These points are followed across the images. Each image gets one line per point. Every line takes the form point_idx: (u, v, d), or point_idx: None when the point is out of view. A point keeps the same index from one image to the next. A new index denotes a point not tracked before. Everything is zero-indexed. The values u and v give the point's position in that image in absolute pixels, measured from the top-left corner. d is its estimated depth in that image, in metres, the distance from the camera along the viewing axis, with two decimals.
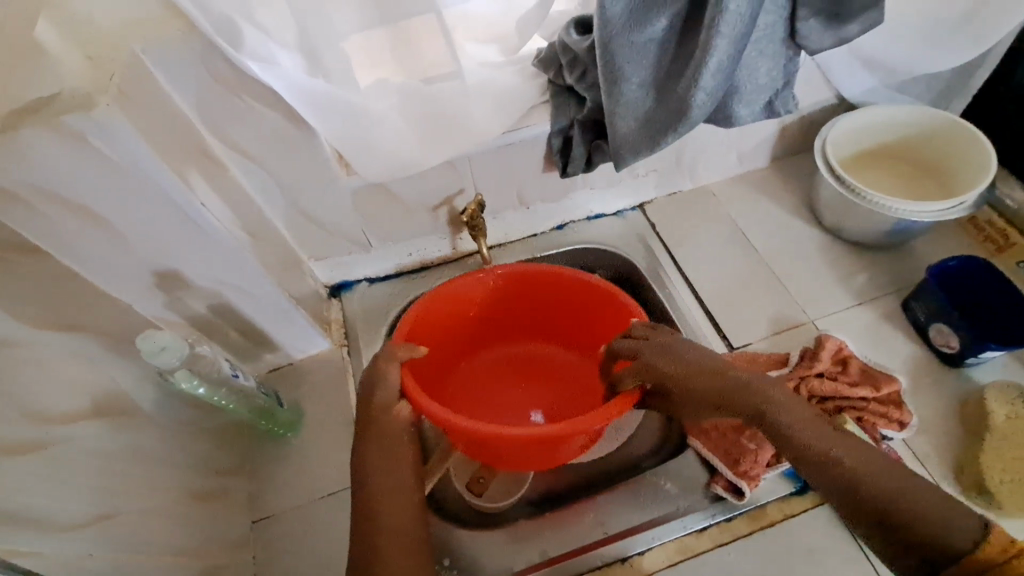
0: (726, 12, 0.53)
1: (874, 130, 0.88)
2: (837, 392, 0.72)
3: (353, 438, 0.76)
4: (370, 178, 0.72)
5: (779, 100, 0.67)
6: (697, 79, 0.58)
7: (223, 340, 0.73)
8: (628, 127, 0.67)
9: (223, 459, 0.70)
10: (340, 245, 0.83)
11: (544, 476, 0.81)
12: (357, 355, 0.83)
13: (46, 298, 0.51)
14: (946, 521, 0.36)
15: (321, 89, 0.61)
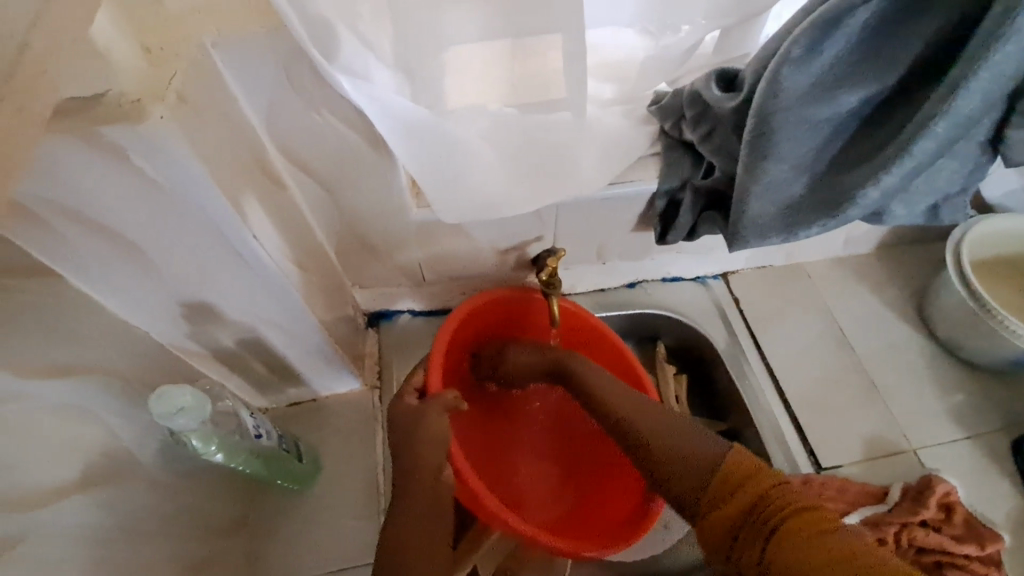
0: (950, 112, 0.43)
1: (1006, 240, 0.78)
2: (942, 547, 0.63)
3: (375, 504, 0.66)
4: (442, 216, 0.61)
5: (946, 207, 0.57)
6: (877, 176, 0.47)
7: (245, 373, 0.63)
8: (763, 209, 0.55)
9: (225, 514, 0.60)
10: (389, 275, 0.72)
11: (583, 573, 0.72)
12: (389, 402, 0.73)
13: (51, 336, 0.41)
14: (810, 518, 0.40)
15: (416, 115, 0.50)
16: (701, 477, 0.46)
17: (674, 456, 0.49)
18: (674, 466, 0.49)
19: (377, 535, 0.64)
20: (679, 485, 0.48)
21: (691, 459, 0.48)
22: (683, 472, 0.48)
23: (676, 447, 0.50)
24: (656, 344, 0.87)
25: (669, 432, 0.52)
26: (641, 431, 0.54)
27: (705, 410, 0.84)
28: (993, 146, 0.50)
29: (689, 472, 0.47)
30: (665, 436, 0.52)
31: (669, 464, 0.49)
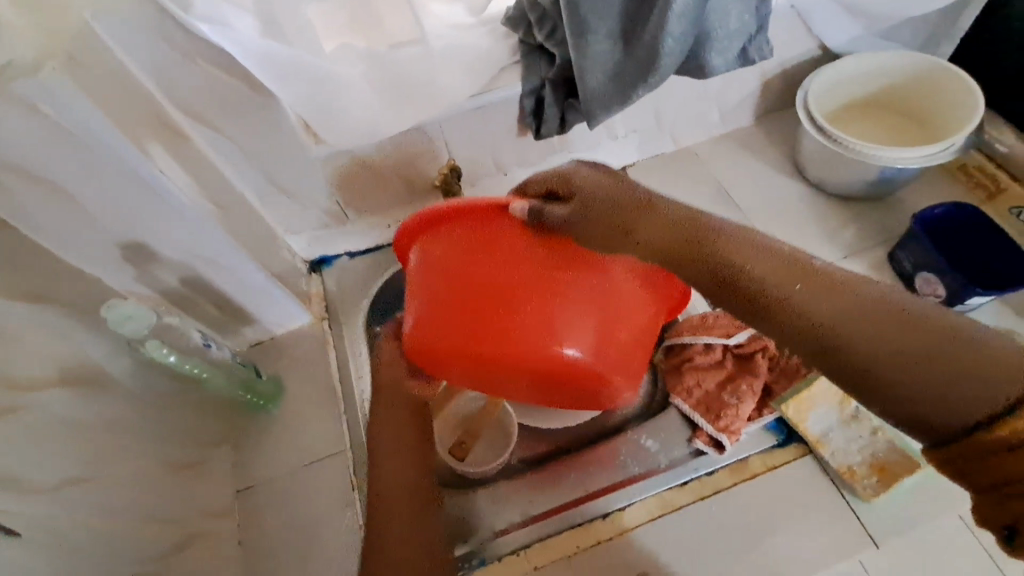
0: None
1: (866, 79, 0.84)
2: None
3: (334, 408, 0.77)
4: (337, 144, 0.71)
5: (752, 47, 0.65)
6: (663, 24, 0.58)
7: (200, 315, 0.74)
8: (597, 82, 0.64)
9: (202, 431, 0.71)
10: (315, 218, 0.82)
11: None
12: (337, 328, 0.84)
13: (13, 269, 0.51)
14: (977, 379, 0.32)
15: (279, 52, 0.59)
16: (987, 382, 0.31)
17: (904, 333, 0.34)
18: (920, 375, 0.33)
19: (339, 431, 0.75)
20: (898, 386, 0.34)
21: (981, 368, 0.32)
22: (915, 390, 0.33)
23: (917, 348, 0.34)
24: None
25: (926, 324, 0.34)
26: (863, 305, 0.37)
27: None
28: None
29: (955, 392, 0.32)
30: (795, 270, 0.41)
31: (819, 323, 0.37)
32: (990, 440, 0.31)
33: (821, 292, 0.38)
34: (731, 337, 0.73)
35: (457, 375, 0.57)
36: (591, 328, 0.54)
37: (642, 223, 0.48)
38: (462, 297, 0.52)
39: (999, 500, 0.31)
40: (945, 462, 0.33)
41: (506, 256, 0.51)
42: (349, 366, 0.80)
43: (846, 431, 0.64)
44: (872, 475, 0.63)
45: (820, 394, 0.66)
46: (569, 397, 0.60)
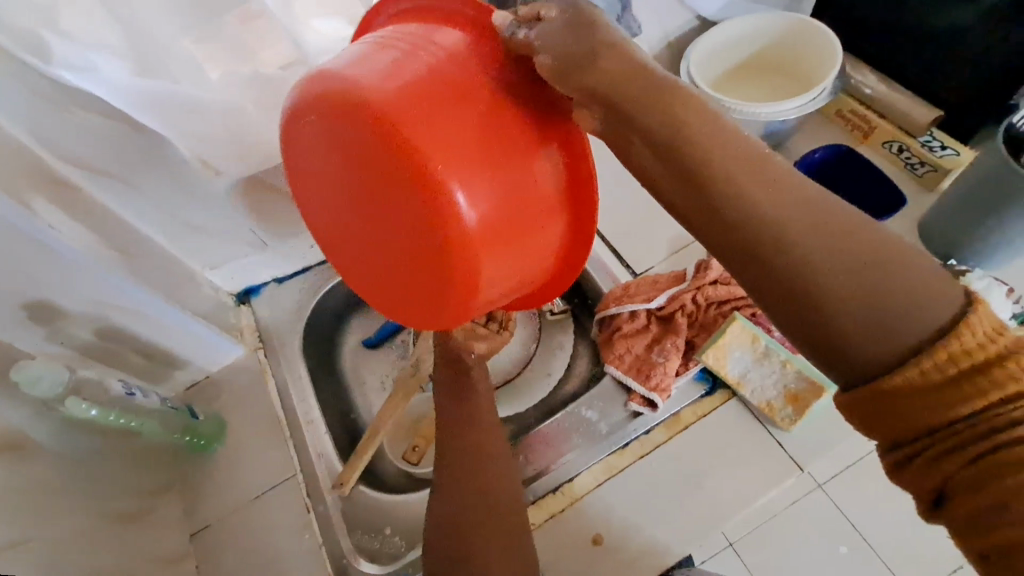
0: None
1: (737, 44, 0.90)
2: (731, 294, 0.75)
3: (280, 435, 0.77)
4: (239, 171, 0.71)
5: (623, 23, 0.68)
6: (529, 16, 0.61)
7: (124, 365, 0.72)
8: None
9: (145, 480, 0.70)
10: (233, 250, 0.82)
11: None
12: (273, 355, 0.84)
13: None
14: (926, 309, 0.35)
15: (158, 90, 0.58)
16: (905, 314, 0.35)
17: (852, 270, 0.36)
18: (853, 300, 0.35)
19: (288, 456, 0.75)
20: (821, 306, 0.36)
21: (910, 301, 0.35)
22: (841, 316, 0.36)
23: (847, 266, 0.36)
24: None
25: (863, 252, 0.36)
26: (811, 220, 0.37)
27: None
28: None
29: (873, 322, 0.35)
30: (754, 160, 0.38)
31: (763, 218, 0.37)
32: (913, 381, 0.34)
33: (766, 187, 0.37)
34: (652, 301, 0.77)
35: (346, 180, 0.48)
36: (497, 184, 0.43)
37: (602, 58, 0.41)
38: (399, 70, 0.43)
39: (898, 433, 0.36)
40: (864, 401, 0.36)
41: (461, 70, 0.43)
42: (289, 391, 0.80)
43: (761, 369, 0.69)
44: (787, 405, 0.68)
45: (733, 338, 0.70)
46: (436, 302, 0.48)
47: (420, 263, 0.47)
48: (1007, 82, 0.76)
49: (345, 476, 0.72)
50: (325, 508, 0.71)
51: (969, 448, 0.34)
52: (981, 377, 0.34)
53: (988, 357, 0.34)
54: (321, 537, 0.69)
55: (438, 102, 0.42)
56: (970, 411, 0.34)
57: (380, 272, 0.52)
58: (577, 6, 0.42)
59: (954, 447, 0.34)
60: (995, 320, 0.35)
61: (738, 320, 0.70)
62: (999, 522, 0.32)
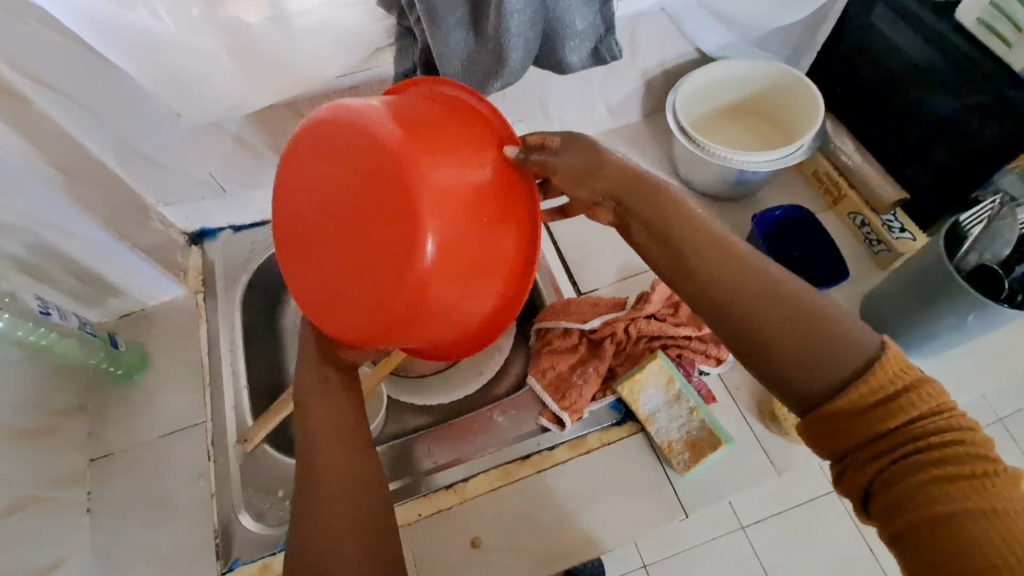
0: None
1: (732, 84, 0.89)
2: (663, 331, 0.76)
3: (200, 381, 0.78)
4: (202, 115, 0.71)
5: (603, 47, 0.69)
6: (504, 25, 0.60)
7: (57, 284, 0.73)
8: (453, 70, 0.67)
9: (56, 399, 0.71)
10: (189, 190, 0.82)
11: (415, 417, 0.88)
12: (212, 302, 0.84)
13: None
14: (841, 352, 0.38)
15: (121, 22, 0.58)
16: (836, 377, 0.38)
17: (801, 325, 0.39)
18: (799, 356, 0.39)
19: (203, 403, 0.76)
20: (779, 366, 0.39)
21: (829, 352, 0.38)
22: (795, 370, 0.39)
23: (793, 324, 0.39)
24: None
25: (805, 312, 0.39)
26: (767, 288, 0.40)
27: None
28: None
29: (814, 370, 0.38)
30: (726, 245, 0.43)
31: (726, 287, 0.41)
32: (844, 407, 0.37)
33: (727, 258, 0.42)
34: (586, 322, 0.78)
35: (318, 202, 0.46)
36: (467, 242, 0.45)
37: (610, 168, 0.47)
38: (419, 126, 0.45)
39: (837, 449, 0.38)
40: (815, 423, 0.39)
41: (469, 153, 0.47)
42: (218, 340, 0.81)
43: (669, 411, 0.70)
44: (685, 450, 0.68)
45: (651, 375, 0.71)
46: (362, 332, 0.47)
47: (363, 294, 0.45)
48: (966, 178, 0.76)
49: (249, 434, 0.72)
50: (225, 460, 0.72)
51: (889, 456, 0.36)
52: (898, 399, 0.36)
53: (902, 386, 0.36)
54: (214, 487, 0.71)
55: (436, 165, 0.44)
56: (894, 425, 0.36)
57: (314, 282, 0.48)
58: (584, 136, 0.50)
59: (881, 455, 0.36)
60: (903, 359, 0.37)
61: (660, 359, 0.71)
62: (914, 518, 0.34)
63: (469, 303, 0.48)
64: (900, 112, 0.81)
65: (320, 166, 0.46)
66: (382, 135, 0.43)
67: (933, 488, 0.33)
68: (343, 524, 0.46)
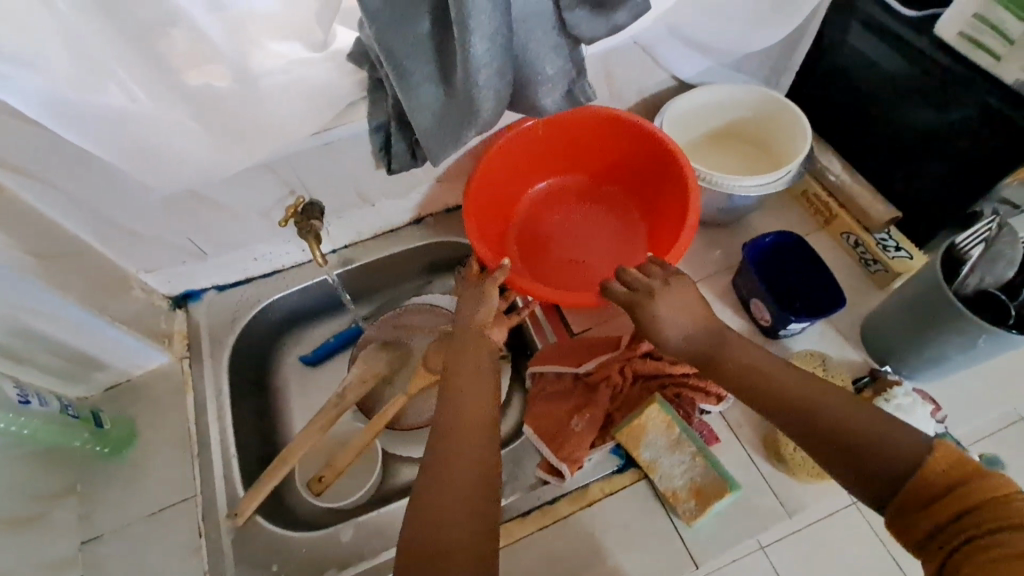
0: (474, 22, 0.54)
1: (715, 109, 0.89)
2: (659, 370, 0.74)
3: (189, 452, 0.76)
4: (176, 184, 0.70)
5: (576, 89, 0.68)
6: (473, 79, 0.59)
7: (37, 364, 0.71)
8: (427, 123, 0.66)
9: (39, 484, 0.69)
10: (169, 256, 0.81)
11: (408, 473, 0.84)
12: (198, 366, 0.82)
13: None
14: (906, 451, 0.46)
15: (84, 103, 0.57)
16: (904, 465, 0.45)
17: (860, 427, 0.49)
18: (871, 455, 0.47)
19: (192, 475, 0.74)
20: (864, 464, 0.47)
21: (894, 450, 0.46)
22: (874, 466, 0.47)
23: (849, 427, 0.49)
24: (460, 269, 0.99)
25: (863, 421, 0.49)
26: (830, 399, 0.51)
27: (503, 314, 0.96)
28: (570, 33, 0.62)
29: (890, 470, 0.46)
30: (792, 369, 0.55)
31: (782, 393, 0.54)
32: (917, 499, 0.44)
33: (796, 378, 0.54)
34: (579, 365, 0.76)
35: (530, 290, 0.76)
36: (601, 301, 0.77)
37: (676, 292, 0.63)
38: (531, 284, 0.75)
39: (920, 534, 0.43)
40: (896, 514, 0.45)
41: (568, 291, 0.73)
42: (206, 407, 0.79)
43: (671, 457, 0.67)
44: (690, 497, 0.66)
45: (650, 421, 0.68)
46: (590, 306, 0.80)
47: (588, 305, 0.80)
48: (959, 194, 0.74)
49: (241, 507, 0.71)
50: (217, 536, 0.70)
51: (962, 538, 0.41)
52: (959, 487, 0.42)
53: (961, 477, 0.43)
54: (207, 565, 0.68)
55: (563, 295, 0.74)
56: (955, 508, 0.42)
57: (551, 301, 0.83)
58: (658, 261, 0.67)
59: (956, 536, 0.41)
60: (953, 452, 0.44)
61: (659, 403, 0.68)
62: None
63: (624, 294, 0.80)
64: (886, 130, 0.80)
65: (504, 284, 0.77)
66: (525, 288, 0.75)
67: (1003, 566, 0.37)
68: (464, 519, 0.49)
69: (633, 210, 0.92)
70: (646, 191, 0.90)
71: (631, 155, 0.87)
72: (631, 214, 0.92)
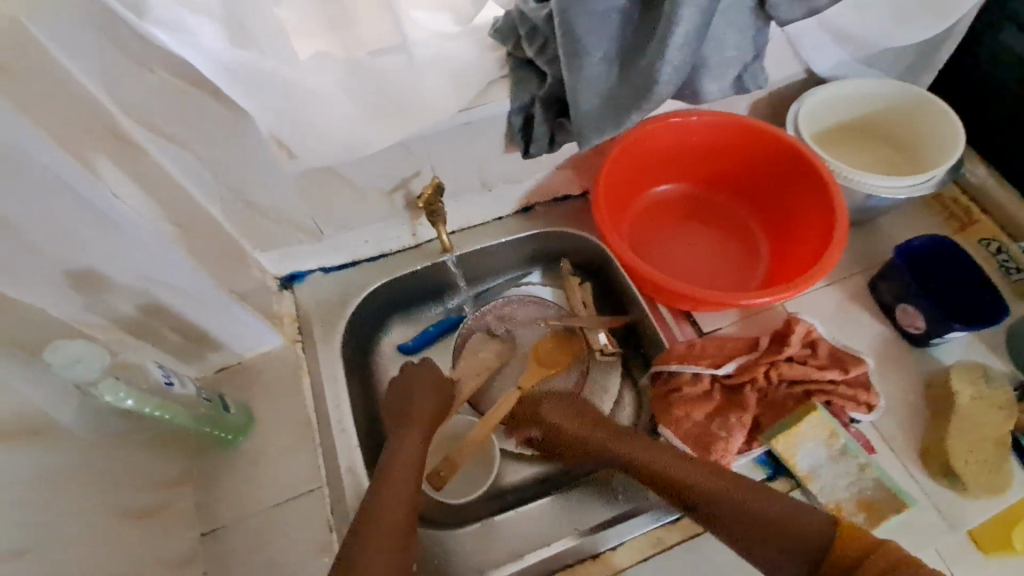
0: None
1: (860, 102, 0.84)
2: (807, 376, 0.71)
3: (311, 441, 0.73)
4: (314, 162, 0.66)
5: (748, 75, 0.63)
6: (661, 54, 0.55)
7: (160, 343, 0.67)
8: (591, 105, 0.62)
9: (163, 470, 0.65)
10: (287, 235, 0.77)
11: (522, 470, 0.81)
12: (313, 352, 0.79)
13: None
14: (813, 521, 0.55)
15: (251, 65, 0.53)
16: (805, 540, 0.54)
17: (740, 506, 0.59)
18: (789, 536, 0.55)
19: (317, 466, 0.71)
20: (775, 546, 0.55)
21: (799, 524, 0.55)
22: (785, 544, 0.54)
23: (752, 489, 0.60)
24: (561, 263, 0.95)
25: (769, 512, 0.57)
26: (722, 481, 0.62)
27: (609, 309, 0.92)
28: (764, 10, 0.57)
29: (801, 546, 0.54)
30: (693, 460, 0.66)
31: (728, 501, 0.60)
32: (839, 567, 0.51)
33: (708, 471, 0.63)
34: (720, 367, 0.73)
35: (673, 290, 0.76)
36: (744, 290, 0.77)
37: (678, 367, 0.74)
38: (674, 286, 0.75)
39: None
40: None
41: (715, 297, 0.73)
42: (325, 395, 0.76)
43: (834, 467, 0.65)
44: (859, 511, 0.64)
45: (809, 430, 0.66)
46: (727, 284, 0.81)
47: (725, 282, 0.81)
48: None
49: None
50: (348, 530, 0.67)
51: None
52: (851, 550, 0.51)
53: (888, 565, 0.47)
54: None
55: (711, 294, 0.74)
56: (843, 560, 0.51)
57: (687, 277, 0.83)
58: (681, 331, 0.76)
59: None
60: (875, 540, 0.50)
61: (820, 413, 0.66)
62: None
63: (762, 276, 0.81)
64: None
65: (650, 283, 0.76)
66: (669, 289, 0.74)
67: None
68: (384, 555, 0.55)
69: (755, 226, 0.85)
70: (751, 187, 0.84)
71: (743, 157, 0.81)
72: (752, 229, 0.85)
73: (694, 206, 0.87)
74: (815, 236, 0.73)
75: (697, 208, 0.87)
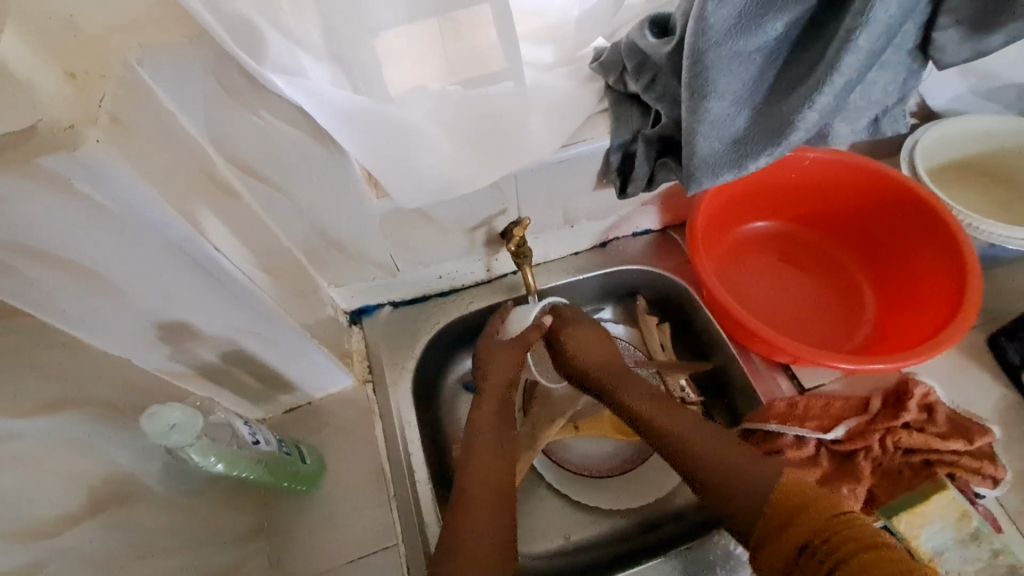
0: (867, 22, 0.45)
1: (985, 141, 0.77)
2: (928, 446, 0.65)
3: (384, 491, 0.69)
4: (402, 203, 0.62)
5: (886, 118, 0.58)
6: (811, 98, 0.49)
7: (236, 388, 0.64)
8: (712, 148, 0.56)
9: (237, 524, 0.62)
10: (364, 270, 0.73)
11: (584, 530, 0.75)
12: (383, 393, 0.75)
13: (40, 378, 0.41)
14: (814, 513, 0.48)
15: (356, 104, 0.49)
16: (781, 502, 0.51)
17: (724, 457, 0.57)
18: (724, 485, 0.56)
19: (390, 522, 0.67)
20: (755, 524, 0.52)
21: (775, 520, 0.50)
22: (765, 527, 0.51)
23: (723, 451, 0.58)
24: (636, 299, 0.89)
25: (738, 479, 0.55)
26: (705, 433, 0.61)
27: (690, 354, 0.85)
28: (923, 50, 0.52)
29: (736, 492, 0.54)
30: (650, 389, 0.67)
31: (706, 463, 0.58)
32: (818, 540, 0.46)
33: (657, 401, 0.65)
34: (828, 432, 0.67)
35: (765, 339, 0.70)
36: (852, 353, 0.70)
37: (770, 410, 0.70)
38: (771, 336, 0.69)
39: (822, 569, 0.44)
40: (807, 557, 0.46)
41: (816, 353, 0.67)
42: (397, 441, 0.72)
43: (963, 551, 0.59)
44: None
45: (938, 509, 0.60)
46: (827, 345, 0.74)
47: (824, 341, 0.74)
48: None
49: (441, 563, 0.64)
50: None
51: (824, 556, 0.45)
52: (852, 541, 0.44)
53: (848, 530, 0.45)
54: None
55: (812, 351, 0.68)
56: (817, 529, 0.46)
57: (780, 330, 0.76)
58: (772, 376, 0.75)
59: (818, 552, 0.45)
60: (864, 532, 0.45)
61: (950, 491, 0.61)
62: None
63: (865, 340, 0.74)
64: None
65: (742, 328, 0.70)
66: (765, 338, 0.68)
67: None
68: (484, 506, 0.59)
69: (857, 274, 0.79)
70: (861, 234, 0.78)
71: (854, 198, 0.76)
72: (852, 276, 0.79)
73: (786, 246, 0.82)
74: (942, 300, 0.67)
75: (789, 248, 0.82)
